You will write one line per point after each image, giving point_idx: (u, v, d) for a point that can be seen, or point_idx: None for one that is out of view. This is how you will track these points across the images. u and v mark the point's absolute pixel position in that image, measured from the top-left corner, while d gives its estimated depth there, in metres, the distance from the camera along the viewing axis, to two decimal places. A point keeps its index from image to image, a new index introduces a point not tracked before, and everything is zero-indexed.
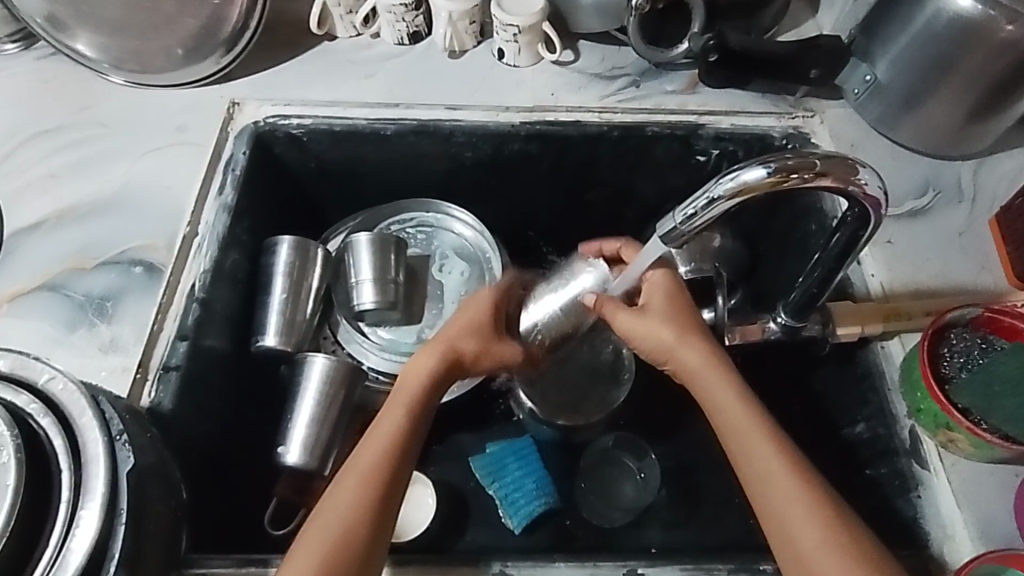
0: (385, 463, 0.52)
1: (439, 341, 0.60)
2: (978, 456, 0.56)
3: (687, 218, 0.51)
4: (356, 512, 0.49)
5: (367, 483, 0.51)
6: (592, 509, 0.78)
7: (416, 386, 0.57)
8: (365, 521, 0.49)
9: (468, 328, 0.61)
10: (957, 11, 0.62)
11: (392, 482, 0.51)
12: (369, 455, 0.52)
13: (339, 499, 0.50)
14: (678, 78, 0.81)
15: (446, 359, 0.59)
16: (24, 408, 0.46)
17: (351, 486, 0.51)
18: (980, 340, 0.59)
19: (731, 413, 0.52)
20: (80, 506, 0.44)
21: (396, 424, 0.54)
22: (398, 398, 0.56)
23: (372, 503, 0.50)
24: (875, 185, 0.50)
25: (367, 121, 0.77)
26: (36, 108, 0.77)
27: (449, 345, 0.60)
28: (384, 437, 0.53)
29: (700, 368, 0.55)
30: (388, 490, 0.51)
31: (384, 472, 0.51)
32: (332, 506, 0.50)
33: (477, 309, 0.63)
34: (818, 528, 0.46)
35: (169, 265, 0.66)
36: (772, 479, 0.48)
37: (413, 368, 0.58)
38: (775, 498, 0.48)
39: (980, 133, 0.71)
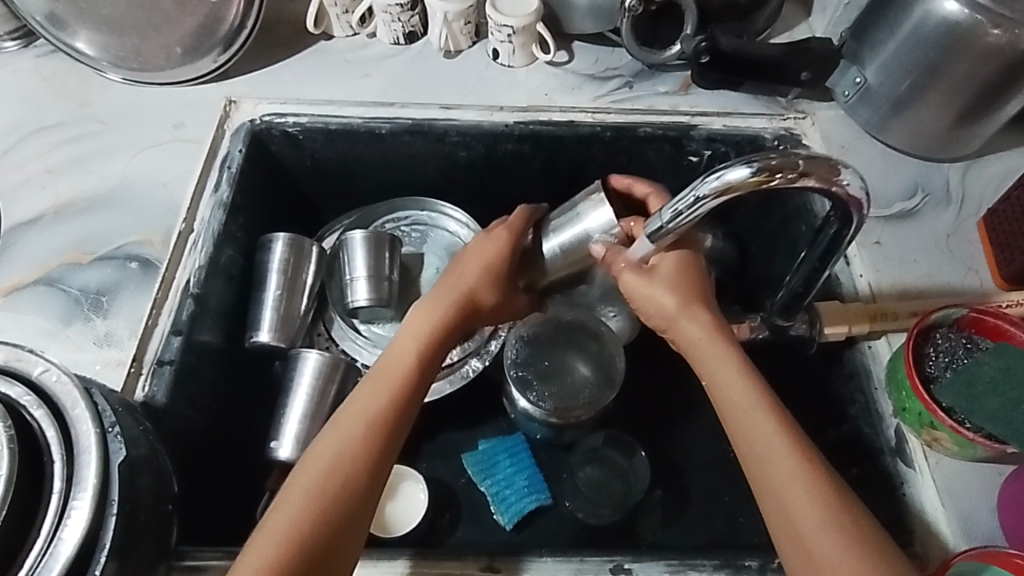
0: (386, 413, 0.54)
1: (455, 287, 0.65)
2: (962, 454, 0.57)
3: (674, 216, 0.52)
4: (351, 460, 0.51)
5: (369, 431, 0.53)
6: (583, 506, 0.78)
7: (426, 332, 0.60)
8: (360, 467, 0.51)
9: (484, 273, 0.66)
10: (944, 15, 0.63)
11: (391, 430, 0.54)
12: (371, 404, 0.54)
13: (337, 443, 0.52)
14: (672, 80, 0.82)
15: (459, 304, 0.63)
16: (17, 400, 0.47)
17: (354, 433, 0.52)
18: (964, 340, 0.60)
19: (731, 385, 0.53)
20: (73, 497, 0.44)
21: (401, 373, 0.57)
22: (398, 359, 0.58)
23: (369, 451, 0.52)
24: (858, 185, 0.51)
25: (362, 120, 0.78)
26: (35, 104, 0.78)
27: (465, 293, 0.64)
28: (388, 386, 0.56)
29: (700, 338, 0.56)
30: (387, 439, 0.53)
31: (384, 423, 0.53)
32: (327, 456, 0.51)
33: (494, 252, 0.67)
34: (820, 511, 0.46)
35: (164, 261, 0.67)
36: (773, 457, 0.48)
37: (425, 318, 0.61)
38: (775, 475, 0.48)
39: (967, 136, 0.71)
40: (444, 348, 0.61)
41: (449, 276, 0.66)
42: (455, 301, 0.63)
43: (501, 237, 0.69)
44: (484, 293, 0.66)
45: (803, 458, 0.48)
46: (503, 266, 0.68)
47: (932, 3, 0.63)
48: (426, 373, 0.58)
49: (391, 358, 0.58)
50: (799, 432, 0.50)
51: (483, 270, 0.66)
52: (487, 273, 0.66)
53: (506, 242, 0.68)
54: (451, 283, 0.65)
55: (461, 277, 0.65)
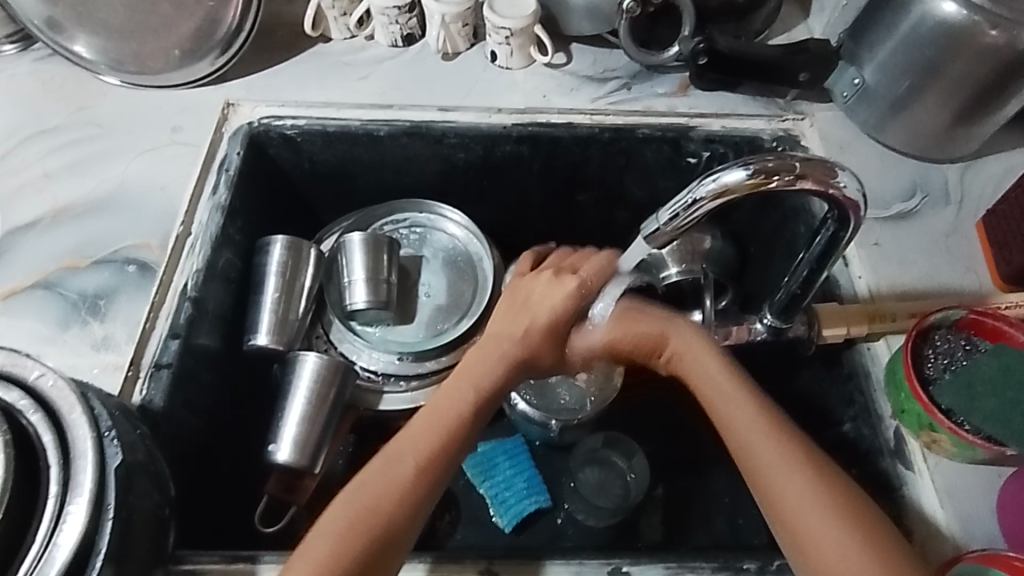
0: (432, 458, 0.53)
1: (516, 338, 0.61)
2: (960, 456, 0.57)
3: (671, 218, 0.52)
4: (393, 497, 0.51)
5: (416, 476, 0.52)
6: (581, 508, 0.78)
7: (480, 381, 0.59)
8: (404, 509, 0.51)
9: (547, 330, 0.61)
10: (942, 16, 0.63)
11: (437, 477, 0.53)
12: (421, 448, 0.54)
13: (381, 478, 0.51)
14: (670, 82, 0.82)
15: (519, 359, 0.60)
16: (13, 405, 0.47)
17: (404, 469, 0.52)
18: (964, 341, 0.59)
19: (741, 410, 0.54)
20: (68, 502, 0.44)
21: (456, 420, 0.56)
22: (457, 388, 0.58)
23: (411, 496, 0.51)
24: (854, 188, 0.51)
25: (360, 123, 0.78)
26: (33, 108, 0.78)
27: (527, 349, 0.61)
28: (440, 432, 0.55)
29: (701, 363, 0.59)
30: (431, 486, 0.52)
31: (432, 468, 0.53)
32: (378, 479, 0.51)
33: (561, 307, 0.61)
34: (834, 524, 0.47)
35: (162, 265, 0.67)
36: (784, 477, 0.50)
37: (487, 356, 0.60)
38: (790, 491, 0.49)
39: (965, 137, 0.71)
40: (496, 398, 0.59)
41: (513, 327, 0.62)
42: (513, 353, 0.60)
43: (570, 291, 0.62)
44: (547, 352, 0.61)
45: (812, 475, 0.50)
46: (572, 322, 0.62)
47: (929, 4, 0.63)
48: (477, 424, 0.57)
49: (446, 403, 0.57)
50: (804, 451, 0.51)
51: (548, 327, 0.61)
52: (552, 329, 0.61)
53: (570, 299, 0.62)
54: (514, 337, 0.61)
55: (526, 330, 0.61)
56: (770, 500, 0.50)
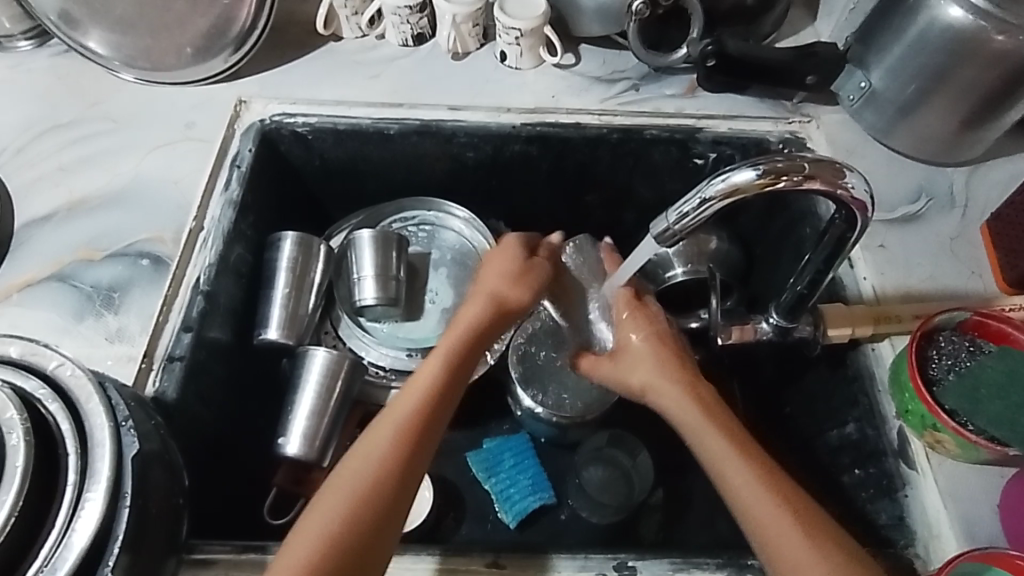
0: (417, 419, 0.54)
1: (484, 290, 0.66)
2: (963, 457, 0.57)
3: (680, 217, 0.52)
4: (384, 462, 0.51)
5: (398, 437, 0.52)
6: (585, 504, 0.79)
7: (459, 336, 0.61)
8: (392, 469, 0.51)
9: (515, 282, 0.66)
10: (949, 21, 0.63)
11: (422, 435, 0.53)
12: (405, 409, 0.54)
13: (369, 444, 0.52)
14: (678, 83, 0.82)
15: (492, 308, 0.64)
16: (33, 393, 0.47)
17: (385, 435, 0.53)
18: (968, 343, 0.60)
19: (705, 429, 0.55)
20: (86, 489, 0.45)
21: (431, 381, 0.56)
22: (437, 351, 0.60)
23: (398, 460, 0.52)
24: (862, 189, 0.51)
25: (371, 121, 0.78)
26: (49, 103, 0.79)
27: (492, 296, 0.65)
28: (421, 393, 0.55)
29: (657, 378, 0.60)
30: (418, 447, 0.53)
31: (417, 427, 0.53)
32: (364, 451, 0.52)
33: (512, 264, 0.68)
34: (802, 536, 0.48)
35: (175, 258, 0.68)
36: (757, 492, 0.50)
37: (462, 317, 0.63)
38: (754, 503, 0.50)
39: (970, 141, 0.72)
40: (476, 353, 0.61)
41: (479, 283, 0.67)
42: (489, 300, 0.64)
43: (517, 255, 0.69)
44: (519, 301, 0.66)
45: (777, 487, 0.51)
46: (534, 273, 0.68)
47: (937, 10, 0.64)
48: (457, 385, 0.58)
49: (424, 367, 0.58)
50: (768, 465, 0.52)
51: (513, 279, 0.67)
52: (512, 278, 0.67)
53: (516, 258, 0.68)
54: (479, 290, 0.66)
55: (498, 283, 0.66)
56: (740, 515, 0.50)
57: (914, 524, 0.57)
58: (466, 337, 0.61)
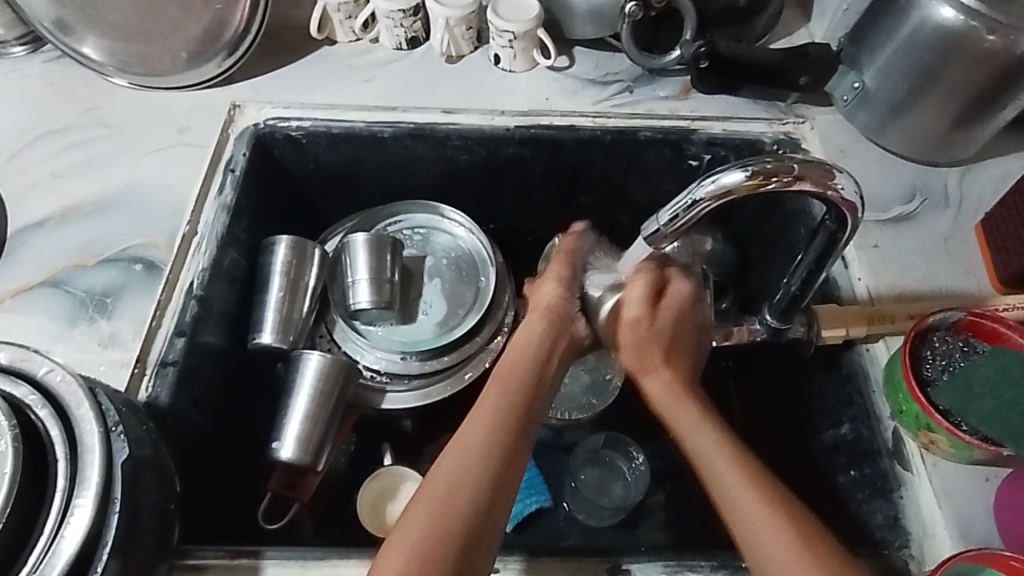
0: (495, 436, 0.51)
1: (536, 307, 0.61)
2: (957, 457, 0.57)
3: (672, 218, 0.52)
4: (466, 486, 0.49)
5: (467, 471, 0.49)
6: (581, 508, 0.79)
7: (524, 349, 0.57)
8: (475, 489, 0.49)
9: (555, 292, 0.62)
10: (940, 21, 0.63)
11: (496, 469, 0.50)
12: (473, 440, 0.51)
13: (444, 472, 0.49)
14: (671, 85, 0.83)
15: (545, 321, 0.59)
16: (22, 399, 0.47)
17: (466, 456, 0.50)
18: (962, 342, 0.60)
19: (707, 445, 0.53)
20: (76, 495, 0.45)
21: (493, 409, 0.52)
22: (505, 366, 0.56)
23: (483, 481, 0.49)
24: (851, 189, 0.51)
25: (365, 124, 0.79)
26: (43, 108, 0.79)
27: (543, 311, 0.61)
28: (488, 422, 0.52)
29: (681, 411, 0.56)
30: (495, 479, 0.49)
31: (498, 441, 0.51)
32: (442, 471, 0.49)
33: (559, 276, 0.63)
34: (790, 552, 0.46)
35: (168, 263, 0.68)
36: (744, 496, 0.49)
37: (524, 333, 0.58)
38: (740, 515, 0.49)
39: (964, 141, 0.72)
40: (548, 364, 0.57)
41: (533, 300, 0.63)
42: (540, 318, 0.60)
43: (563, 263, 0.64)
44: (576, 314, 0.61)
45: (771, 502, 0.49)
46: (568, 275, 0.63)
47: (928, 9, 0.64)
48: (530, 402, 0.54)
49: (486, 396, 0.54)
50: (766, 477, 0.50)
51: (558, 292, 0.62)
52: (564, 291, 0.62)
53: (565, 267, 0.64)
54: (535, 306, 0.62)
55: (540, 304, 0.61)
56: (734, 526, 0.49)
57: (909, 525, 0.57)
58: (527, 354, 0.56)
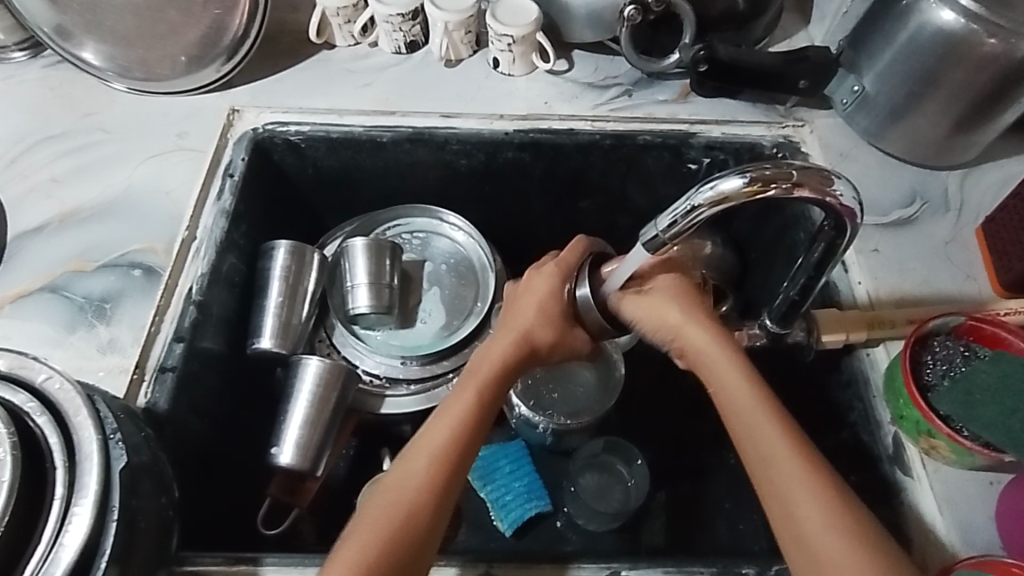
0: (450, 448, 0.53)
1: (511, 330, 0.61)
2: (959, 463, 0.57)
3: (670, 224, 0.52)
4: (417, 496, 0.51)
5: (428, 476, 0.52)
6: (581, 513, 0.79)
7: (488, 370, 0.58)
8: (425, 502, 0.51)
9: (543, 312, 0.61)
10: (941, 25, 0.63)
11: (449, 474, 0.52)
12: (428, 450, 0.53)
13: (402, 483, 0.51)
14: (670, 88, 0.82)
15: (517, 347, 0.60)
16: (21, 407, 0.47)
17: (414, 469, 0.52)
18: (962, 347, 0.59)
19: (756, 423, 0.50)
20: (73, 504, 0.45)
21: (459, 417, 0.55)
22: (467, 380, 0.58)
23: (433, 492, 0.51)
24: (850, 196, 0.51)
25: (363, 129, 0.78)
26: (43, 113, 0.79)
27: (521, 336, 0.60)
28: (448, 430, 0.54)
29: (731, 386, 0.53)
30: (447, 484, 0.52)
31: (451, 457, 0.53)
32: (397, 484, 0.51)
33: (548, 292, 0.62)
34: (824, 521, 0.45)
35: (167, 268, 0.68)
36: (790, 481, 0.47)
37: (488, 352, 0.59)
38: (779, 474, 0.48)
39: (964, 144, 0.72)
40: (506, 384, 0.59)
41: (506, 319, 0.63)
42: (514, 337, 0.60)
43: (554, 273, 0.63)
44: (570, 336, 0.62)
45: (817, 474, 0.48)
46: (554, 298, 0.62)
47: (928, 13, 0.64)
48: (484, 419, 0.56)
49: (450, 404, 0.56)
50: (810, 445, 0.49)
51: (540, 313, 0.61)
52: (544, 315, 0.61)
53: (559, 280, 0.63)
54: (510, 326, 0.62)
55: (519, 318, 0.62)
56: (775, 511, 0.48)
57: (910, 531, 0.57)
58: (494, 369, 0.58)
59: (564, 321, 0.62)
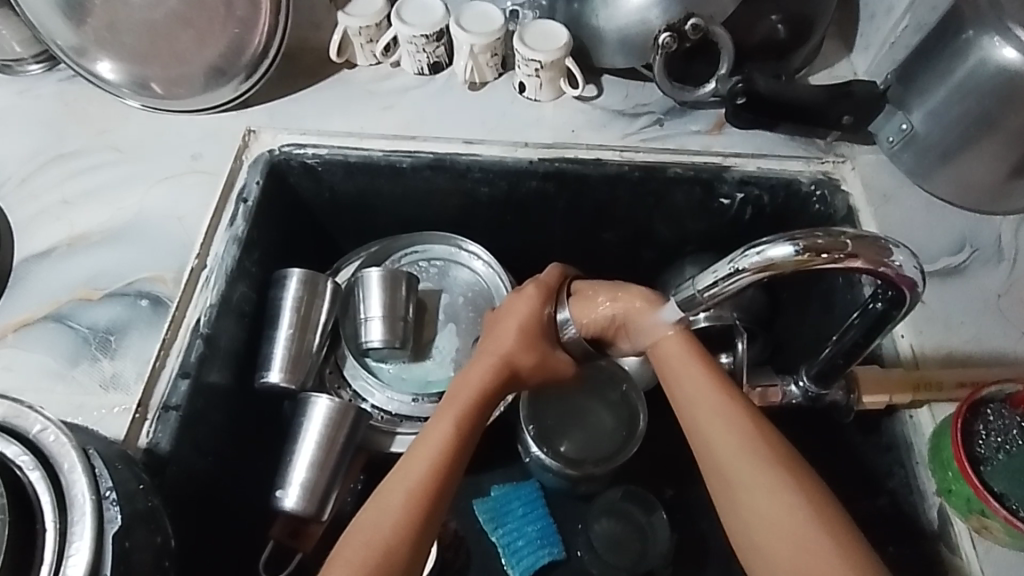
0: (434, 471, 0.53)
1: (497, 353, 0.62)
2: (1014, 545, 0.53)
3: (711, 285, 0.50)
4: (404, 517, 0.50)
5: (409, 499, 0.51)
6: (597, 563, 0.76)
7: (465, 400, 0.58)
8: (413, 521, 0.50)
9: (524, 335, 0.63)
10: (1002, 63, 0.60)
11: (435, 495, 0.52)
12: (409, 473, 0.53)
13: (387, 507, 0.51)
14: (705, 118, 0.78)
15: (499, 372, 0.61)
16: (13, 461, 0.45)
17: (396, 492, 0.52)
18: (1020, 419, 0.55)
19: (735, 443, 0.51)
20: (62, 571, 0.42)
21: (441, 439, 0.55)
22: (447, 406, 0.58)
23: (417, 512, 0.51)
24: (910, 267, 0.48)
25: (382, 154, 0.76)
26: (55, 130, 0.77)
27: (504, 359, 0.62)
28: (428, 453, 0.54)
29: (707, 407, 0.54)
30: (430, 510, 0.51)
31: (436, 481, 0.52)
32: (381, 509, 0.51)
33: (528, 313, 0.64)
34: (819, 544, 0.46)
35: (175, 299, 0.65)
36: (777, 504, 0.48)
37: (466, 380, 0.60)
38: (766, 505, 0.48)
39: (1021, 190, 0.67)
40: (487, 409, 0.60)
41: (486, 342, 0.64)
42: (495, 362, 0.62)
43: (533, 296, 0.65)
44: (553, 356, 0.64)
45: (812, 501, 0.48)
46: (541, 322, 0.64)
47: (988, 50, 0.60)
48: (468, 439, 0.56)
49: (429, 431, 0.56)
50: (789, 463, 0.50)
51: (521, 333, 0.63)
52: (525, 336, 0.63)
53: (539, 301, 0.65)
54: (490, 348, 0.63)
55: (501, 340, 0.63)
56: (758, 536, 0.48)
57: None
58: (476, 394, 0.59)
59: (547, 341, 0.64)
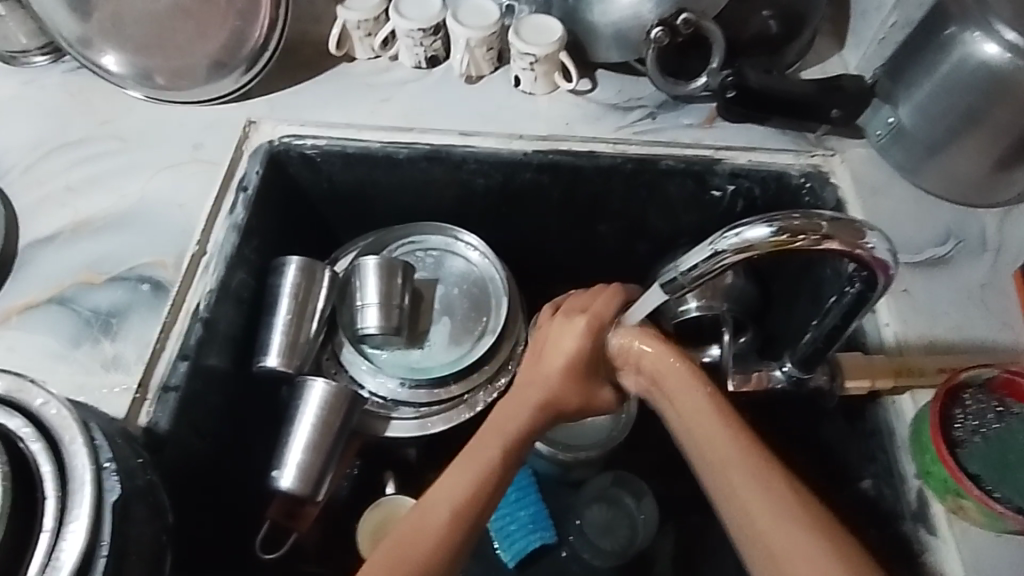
0: (472, 502, 0.52)
1: (535, 383, 0.61)
2: (989, 526, 0.54)
3: (691, 268, 0.52)
4: (440, 542, 0.49)
5: (456, 514, 0.51)
6: (586, 547, 0.78)
7: (507, 431, 0.57)
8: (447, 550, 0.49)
9: (566, 372, 0.61)
10: (985, 58, 0.61)
11: (478, 513, 0.51)
12: (452, 492, 0.52)
13: (427, 536, 0.49)
14: (697, 112, 0.80)
15: (539, 406, 0.60)
16: (16, 432, 0.47)
17: (433, 522, 0.50)
18: (996, 403, 0.56)
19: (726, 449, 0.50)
20: (62, 536, 0.44)
21: (484, 468, 0.54)
22: (487, 434, 0.57)
23: (452, 542, 0.50)
24: (883, 250, 0.50)
25: (380, 145, 0.77)
26: (60, 120, 0.79)
27: (546, 396, 0.60)
28: (473, 471, 0.53)
29: (701, 419, 0.53)
30: (471, 530, 0.51)
31: (472, 514, 0.51)
32: (420, 539, 0.49)
33: (574, 349, 0.62)
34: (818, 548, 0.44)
35: (175, 284, 0.67)
36: (767, 508, 0.46)
37: (507, 413, 0.59)
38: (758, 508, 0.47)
39: (1006, 183, 0.68)
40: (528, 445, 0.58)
41: (527, 374, 0.63)
42: (535, 397, 0.60)
43: (580, 329, 0.62)
44: (597, 393, 0.62)
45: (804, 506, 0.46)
46: (584, 359, 0.62)
47: (971, 45, 0.62)
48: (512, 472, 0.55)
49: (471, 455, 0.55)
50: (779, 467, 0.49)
51: (567, 369, 0.62)
52: (567, 372, 0.61)
53: (585, 336, 0.62)
54: (537, 380, 0.61)
55: (545, 375, 0.61)
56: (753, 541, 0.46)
57: None
58: (516, 430, 0.58)
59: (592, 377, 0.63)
